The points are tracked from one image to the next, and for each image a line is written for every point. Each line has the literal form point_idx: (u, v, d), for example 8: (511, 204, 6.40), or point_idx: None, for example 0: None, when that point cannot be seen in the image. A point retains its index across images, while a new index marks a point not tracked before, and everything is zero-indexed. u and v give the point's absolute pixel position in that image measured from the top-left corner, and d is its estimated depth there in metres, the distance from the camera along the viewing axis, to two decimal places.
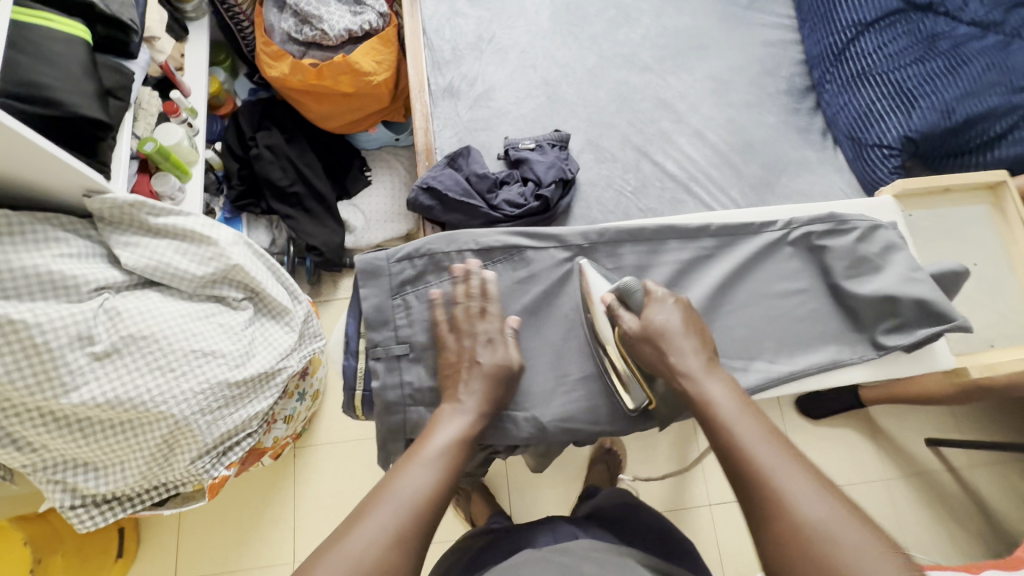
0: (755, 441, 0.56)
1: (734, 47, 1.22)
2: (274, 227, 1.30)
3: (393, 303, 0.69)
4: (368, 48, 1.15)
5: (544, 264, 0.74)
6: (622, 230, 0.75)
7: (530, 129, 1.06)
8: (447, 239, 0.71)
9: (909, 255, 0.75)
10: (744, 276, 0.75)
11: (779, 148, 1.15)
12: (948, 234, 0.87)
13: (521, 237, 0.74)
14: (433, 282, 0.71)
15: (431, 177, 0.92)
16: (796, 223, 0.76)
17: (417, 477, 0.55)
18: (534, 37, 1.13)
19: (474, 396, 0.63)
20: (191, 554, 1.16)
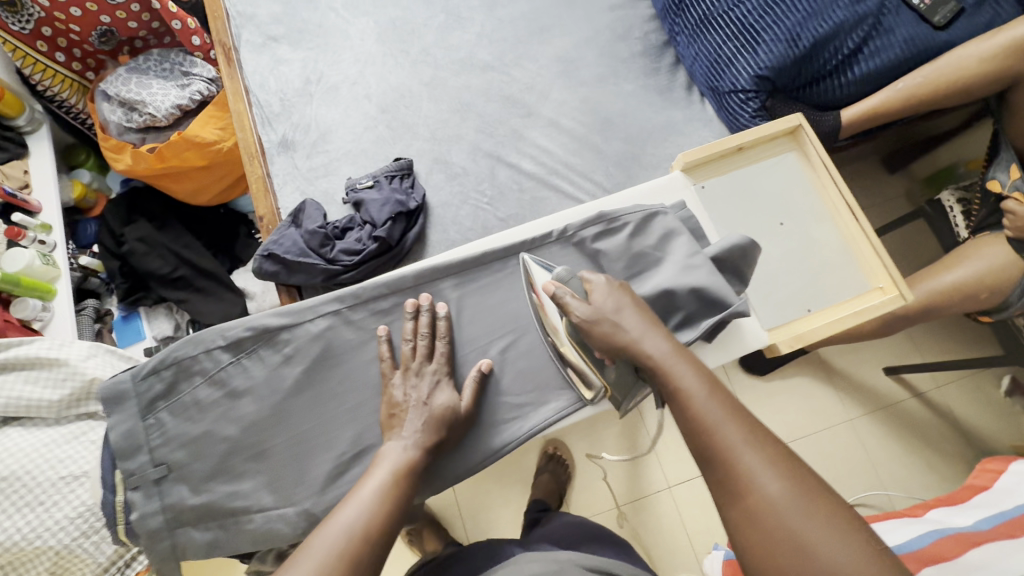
0: (721, 419, 0.52)
1: (579, 18, 1.16)
2: (174, 312, 1.28)
3: (144, 426, 0.67)
4: (205, 116, 1.13)
5: (302, 341, 0.69)
6: (380, 282, 0.71)
7: (373, 164, 1.03)
8: (192, 343, 0.68)
9: (688, 238, 0.73)
10: (522, 298, 0.74)
11: (640, 117, 1.08)
12: (747, 197, 0.80)
13: (271, 317, 0.69)
14: (185, 390, 0.69)
15: (272, 242, 0.89)
16: (570, 229, 0.73)
17: (364, 506, 0.54)
18: (363, 65, 1.10)
19: (421, 429, 0.62)
20: None
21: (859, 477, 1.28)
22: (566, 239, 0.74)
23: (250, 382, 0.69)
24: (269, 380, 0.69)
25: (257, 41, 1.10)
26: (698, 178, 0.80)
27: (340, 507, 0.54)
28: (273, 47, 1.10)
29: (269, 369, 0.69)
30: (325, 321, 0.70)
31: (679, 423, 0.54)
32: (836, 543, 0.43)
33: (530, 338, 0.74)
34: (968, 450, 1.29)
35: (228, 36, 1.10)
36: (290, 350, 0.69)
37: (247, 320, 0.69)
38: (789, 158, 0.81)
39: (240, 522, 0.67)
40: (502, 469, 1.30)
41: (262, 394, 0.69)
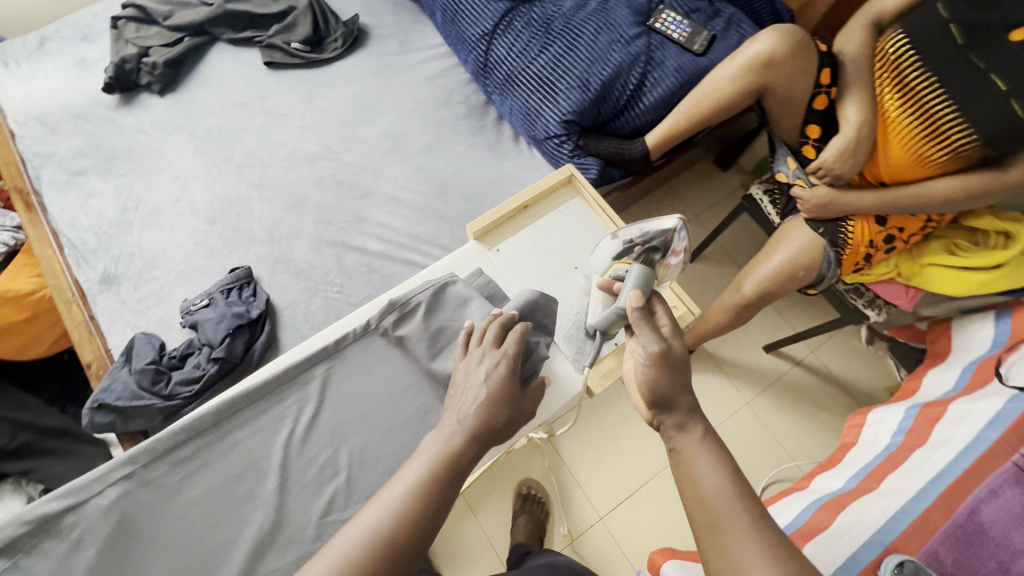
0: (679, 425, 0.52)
1: (399, 93, 1.21)
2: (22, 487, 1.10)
3: None
4: (16, 268, 1.06)
5: (92, 519, 0.57)
6: (171, 432, 0.62)
7: (209, 279, 0.98)
8: None
9: (481, 302, 0.73)
10: (345, 400, 0.68)
11: (475, 175, 1.13)
12: (542, 250, 0.83)
13: (55, 501, 0.57)
14: None
15: (101, 391, 0.82)
16: (366, 324, 0.71)
17: (384, 508, 0.52)
18: (185, 180, 1.06)
19: (486, 417, 0.58)
20: None
21: (769, 455, 1.33)
22: (365, 337, 0.71)
23: None
24: None
25: (60, 179, 1.04)
26: (490, 243, 0.83)
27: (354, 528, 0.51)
28: (81, 181, 1.04)
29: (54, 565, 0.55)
30: (113, 493, 0.59)
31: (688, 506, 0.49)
32: (754, 536, 0.44)
33: (352, 446, 0.65)
34: (853, 401, 1.40)
35: (28, 181, 1.04)
36: (77, 536, 0.57)
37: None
38: (574, 204, 0.86)
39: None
40: (434, 555, 1.22)
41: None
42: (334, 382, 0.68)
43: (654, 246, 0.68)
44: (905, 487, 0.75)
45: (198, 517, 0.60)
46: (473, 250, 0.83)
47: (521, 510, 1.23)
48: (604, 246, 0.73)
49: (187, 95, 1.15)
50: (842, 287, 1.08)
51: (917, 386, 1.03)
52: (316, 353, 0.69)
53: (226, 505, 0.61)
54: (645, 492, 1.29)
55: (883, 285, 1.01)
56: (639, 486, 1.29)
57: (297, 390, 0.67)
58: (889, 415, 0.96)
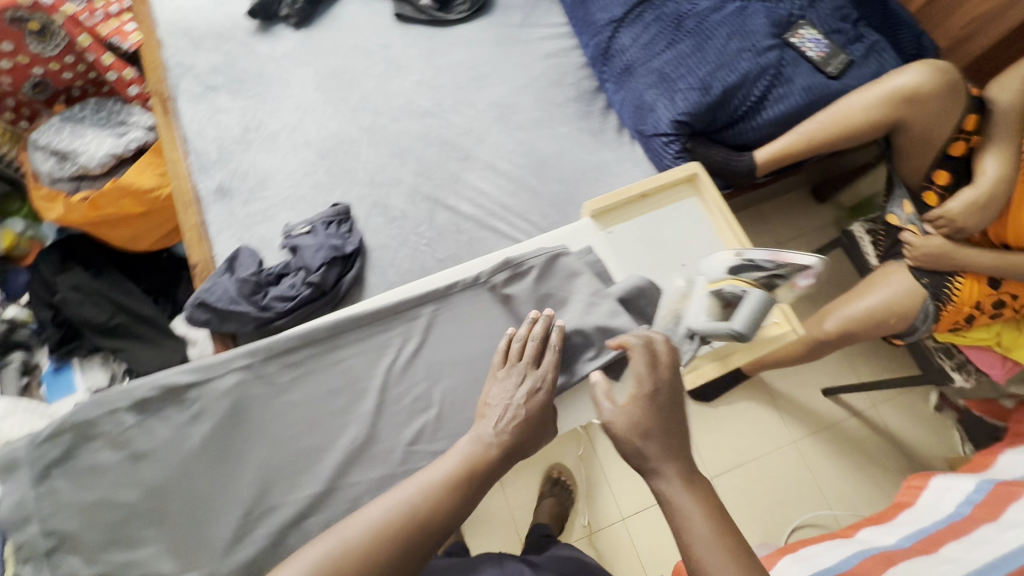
0: (689, 518, 0.54)
1: (514, 66, 1.22)
2: (109, 361, 1.21)
3: (36, 497, 0.57)
4: (142, 164, 1.13)
5: (211, 396, 0.64)
6: (293, 335, 0.68)
7: (312, 210, 1.04)
8: (95, 402, 0.61)
9: (591, 279, 0.76)
10: (445, 342, 0.71)
11: (574, 158, 1.13)
12: (652, 241, 0.83)
13: (183, 374, 0.63)
14: (86, 455, 0.59)
15: (202, 291, 0.89)
16: (477, 276, 0.75)
17: (404, 499, 0.56)
18: (304, 112, 1.12)
19: (518, 433, 0.62)
20: None
21: (806, 497, 1.30)
22: (475, 287, 0.74)
23: (152, 445, 0.61)
24: (170, 445, 0.61)
25: (195, 91, 1.12)
26: (603, 224, 0.84)
27: (375, 506, 0.55)
28: (212, 96, 1.12)
29: (172, 431, 0.62)
30: (233, 378, 0.65)
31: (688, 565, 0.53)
32: None
33: (446, 386, 0.69)
34: (907, 464, 1.34)
35: (167, 87, 1.12)
36: (196, 409, 0.63)
37: (123, 392, 0.62)
38: (691, 203, 0.86)
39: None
40: None
41: (161, 459, 0.60)
42: (440, 322, 0.72)
43: (780, 273, 0.70)
44: (969, 558, 0.69)
45: (298, 419, 0.65)
46: (586, 227, 0.84)
47: (547, 492, 1.25)
48: (722, 257, 0.73)
49: (317, 33, 1.20)
50: (931, 344, 1.03)
51: (991, 463, 0.98)
52: (431, 292, 0.73)
53: (325, 412, 0.66)
54: None
55: (978, 351, 0.96)
56: None
57: (401, 324, 0.71)
58: (954, 484, 0.92)
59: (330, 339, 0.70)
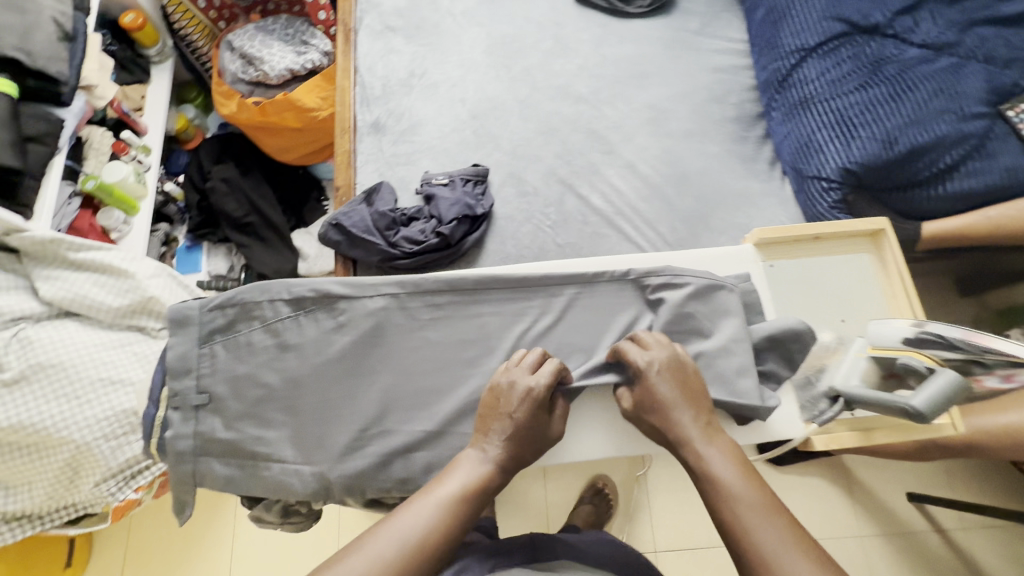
0: (779, 548, 0.51)
1: (681, 72, 1.19)
2: (232, 254, 1.34)
3: (199, 353, 0.64)
4: (312, 84, 1.20)
5: (358, 314, 0.65)
6: (442, 278, 0.68)
7: (452, 164, 1.07)
8: (258, 289, 0.64)
9: (737, 323, 0.70)
10: (579, 328, 0.70)
11: (718, 179, 1.09)
12: (812, 287, 0.80)
13: (335, 284, 0.65)
14: (243, 332, 0.64)
15: (341, 213, 0.95)
16: (628, 273, 0.72)
17: (420, 517, 0.54)
18: (467, 71, 1.15)
19: (511, 442, 0.59)
20: (139, 553, 1.23)
21: None
22: (621, 283, 0.72)
23: (300, 340, 0.64)
24: (316, 344, 0.65)
25: (376, 28, 1.18)
26: (767, 256, 0.80)
27: (383, 527, 0.53)
28: (389, 37, 1.17)
29: (318, 333, 0.65)
30: (381, 302, 0.66)
31: (733, 560, 0.52)
32: None
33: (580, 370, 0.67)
34: None
35: (352, 19, 1.19)
36: (344, 320, 0.65)
37: (284, 286, 0.65)
38: (865, 259, 0.83)
39: (258, 465, 0.62)
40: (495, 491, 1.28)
41: (307, 355, 0.64)
42: (572, 307, 0.71)
43: (978, 359, 0.66)
44: None
45: (426, 359, 0.66)
46: (746, 253, 0.80)
47: (587, 499, 1.24)
48: (898, 325, 0.71)
49: None
50: None
51: None
52: (577, 275, 0.71)
53: (455, 361, 0.67)
54: (708, 554, 1.23)
55: None
56: (706, 545, 1.23)
57: (537, 300, 0.70)
58: None
59: (473, 294, 0.69)
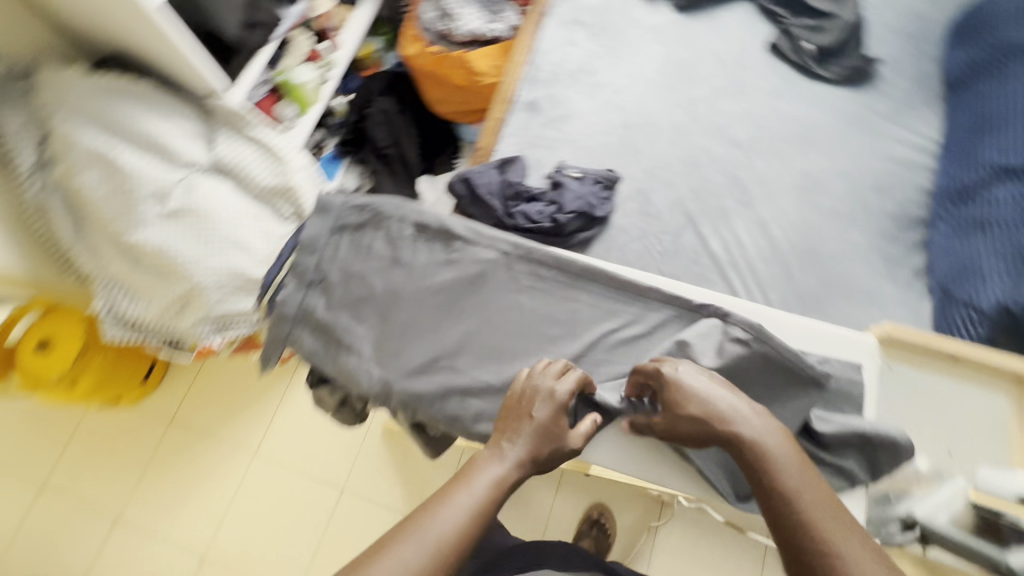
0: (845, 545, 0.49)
1: (850, 150, 1.12)
2: (363, 176, 1.46)
3: (326, 240, 0.69)
4: (488, 52, 1.28)
5: (467, 261, 0.70)
6: (552, 256, 0.70)
7: (588, 163, 1.09)
8: (395, 204, 0.71)
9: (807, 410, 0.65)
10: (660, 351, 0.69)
11: (850, 269, 1.02)
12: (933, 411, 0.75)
13: (459, 226, 0.70)
14: (368, 237, 0.70)
15: (474, 171, 1.01)
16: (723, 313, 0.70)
17: (450, 516, 0.52)
18: (635, 82, 1.17)
19: (529, 443, 0.58)
20: (197, 398, 1.39)
21: None
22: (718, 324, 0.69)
23: (411, 261, 0.69)
24: (422, 270, 0.69)
25: (565, 18, 1.23)
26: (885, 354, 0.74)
27: (412, 530, 0.51)
28: (574, 30, 1.22)
29: (428, 260, 0.70)
30: (491, 254, 0.70)
31: (798, 559, 0.50)
32: None
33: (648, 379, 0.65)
34: None
35: (547, 3, 1.24)
36: (454, 258, 0.69)
37: (415, 209, 0.70)
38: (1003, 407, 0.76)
39: (340, 352, 0.67)
40: None
41: (409, 276, 0.69)
42: (661, 327, 0.70)
43: None
44: None
45: (510, 324, 0.68)
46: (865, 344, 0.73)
47: (584, 531, 1.21)
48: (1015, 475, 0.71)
49: (690, 23, 1.22)
50: None
51: None
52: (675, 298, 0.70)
53: (535, 334, 0.68)
54: None
55: None
56: None
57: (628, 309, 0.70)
58: None
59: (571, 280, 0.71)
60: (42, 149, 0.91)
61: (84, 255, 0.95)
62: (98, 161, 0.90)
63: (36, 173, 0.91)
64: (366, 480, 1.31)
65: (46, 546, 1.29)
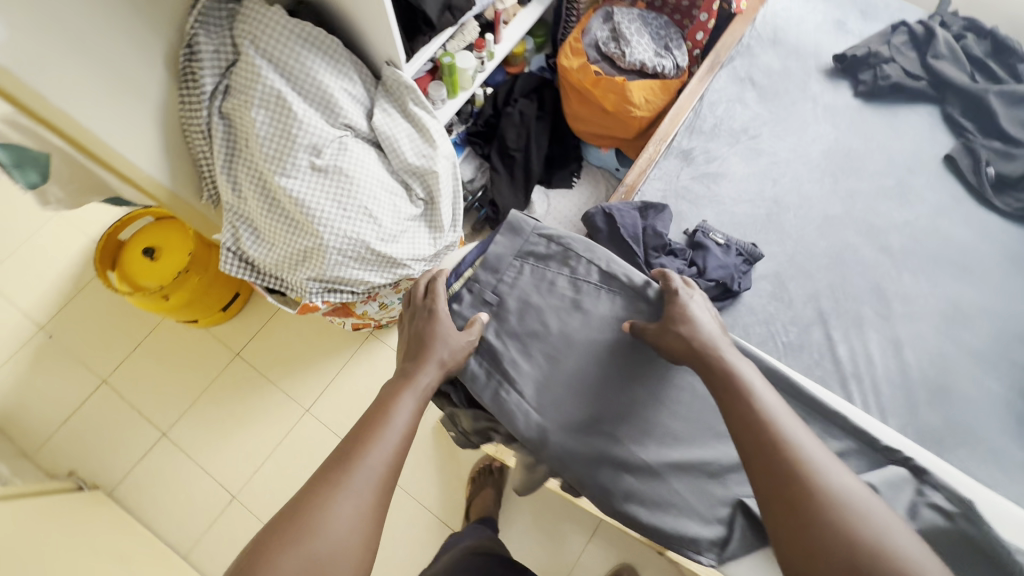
0: (830, 470, 0.51)
1: (1007, 291, 1.02)
2: (480, 170, 1.43)
3: (511, 262, 0.73)
4: (648, 85, 1.25)
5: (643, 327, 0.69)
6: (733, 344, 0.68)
7: (730, 230, 1.05)
8: (586, 246, 0.72)
9: None
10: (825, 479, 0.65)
11: (980, 420, 0.93)
12: None
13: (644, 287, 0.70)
14: (552, 269, 0.72)
15: (616, 208, 0.98)
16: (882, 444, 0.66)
17: (382, 451, 0.57)
18: (797, 159, 1.11)
19: (432, 353, 0.65)
20: (266, 339, 1.41)
21: None
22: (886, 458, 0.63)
23: (589, 308, 0.70)
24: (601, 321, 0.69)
25: (738, 74, 1.19)
26: None
27: (358, 455, 0.56)
28: (745, 88, 1.18)
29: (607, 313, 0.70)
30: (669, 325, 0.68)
31: (795, 485, 0.50)
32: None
33: None
34: None
35: (726, 53, 1.20)
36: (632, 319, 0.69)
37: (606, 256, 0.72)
38: None
39: (501, 385, 0.67)
40: (542, 513, 1.26)
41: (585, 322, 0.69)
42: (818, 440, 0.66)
43: None
44: None
45: (667, 394, 0.66)
46: None
47: None
48: None
49: (866, 112, 1.16)
50: None
51: None
52: (842, 416, 0.65)
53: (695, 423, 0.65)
54: None
55: None
56: None
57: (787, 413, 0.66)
58: None
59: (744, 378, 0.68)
60: (224, 76, 0.91)
61: (226, 186, 0.96)
62: (273, 102, 0.90)
63: (211, 97, 0.91)
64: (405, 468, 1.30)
65: (89, 441, 1.31)
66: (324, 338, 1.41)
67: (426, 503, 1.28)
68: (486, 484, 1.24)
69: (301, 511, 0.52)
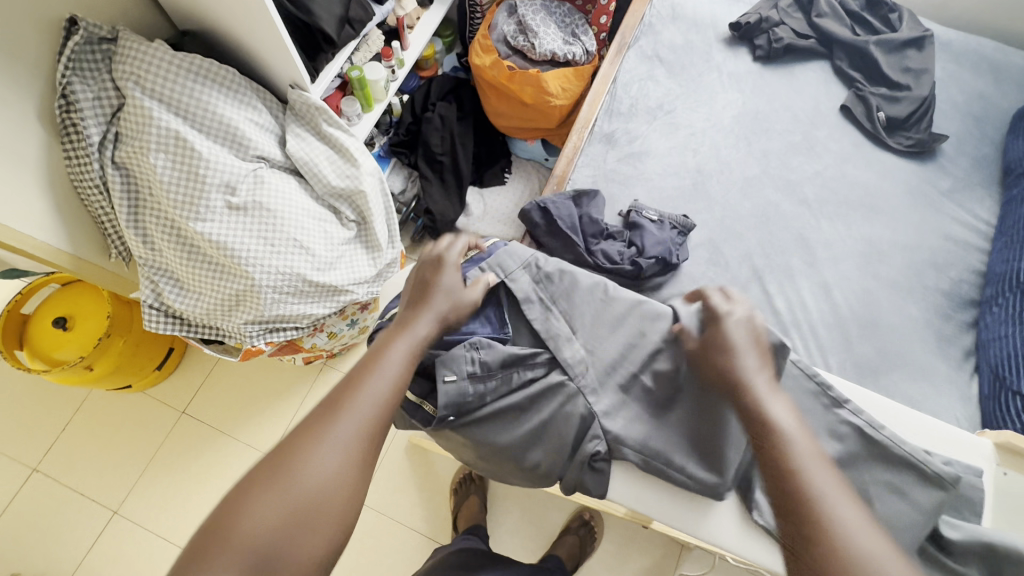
0: (819, 472, 0.55)
1: (910, 223, 1.11)
2: (410, 179, 1.40)
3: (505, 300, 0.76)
4: (562, 73, 1.26)
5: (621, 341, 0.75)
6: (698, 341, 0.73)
7: (662, 205, 1.08)
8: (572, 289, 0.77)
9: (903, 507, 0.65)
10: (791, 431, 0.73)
11: (907, 343, 1.00)
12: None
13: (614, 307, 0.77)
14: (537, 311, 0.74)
15: (551, 201, 1.01)
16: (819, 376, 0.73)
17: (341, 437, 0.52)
18: (712, 128, 1.16)
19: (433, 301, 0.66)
20: (212, 390, 1.32)
21: None
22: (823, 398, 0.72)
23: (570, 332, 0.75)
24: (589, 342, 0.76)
25: (645, 53, 1.23)
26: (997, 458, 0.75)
27: (351, 392, 0.55)
28: (654, 65, 1.22)
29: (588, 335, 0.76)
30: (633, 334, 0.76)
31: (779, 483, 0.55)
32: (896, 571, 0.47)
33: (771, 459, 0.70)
34: None
35: (631, 34, 1.24)
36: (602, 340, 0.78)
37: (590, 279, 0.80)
38: None
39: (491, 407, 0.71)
40: (527, 509, 1.26)
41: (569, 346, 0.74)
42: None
43: None
44: None
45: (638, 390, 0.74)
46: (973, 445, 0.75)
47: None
48: None
49: (767, 75, 1.22)
50: None
51: None
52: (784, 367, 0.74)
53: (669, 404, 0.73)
54: None
55: None
56: None
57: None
58: None
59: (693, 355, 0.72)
60: (111, 123, 0.85)
61: (135, 240, 0.89)
62: (170, 144, 0.84)
63: (100, 147, 0.84)
64: (384, 494, 1.27)
65: (28, 537, 1.19)
66: (276, 377, 1.34)
67: (410, 524, 1.25)
68: (469, 493, 1.22)
69: (233, 500, 0.47)
